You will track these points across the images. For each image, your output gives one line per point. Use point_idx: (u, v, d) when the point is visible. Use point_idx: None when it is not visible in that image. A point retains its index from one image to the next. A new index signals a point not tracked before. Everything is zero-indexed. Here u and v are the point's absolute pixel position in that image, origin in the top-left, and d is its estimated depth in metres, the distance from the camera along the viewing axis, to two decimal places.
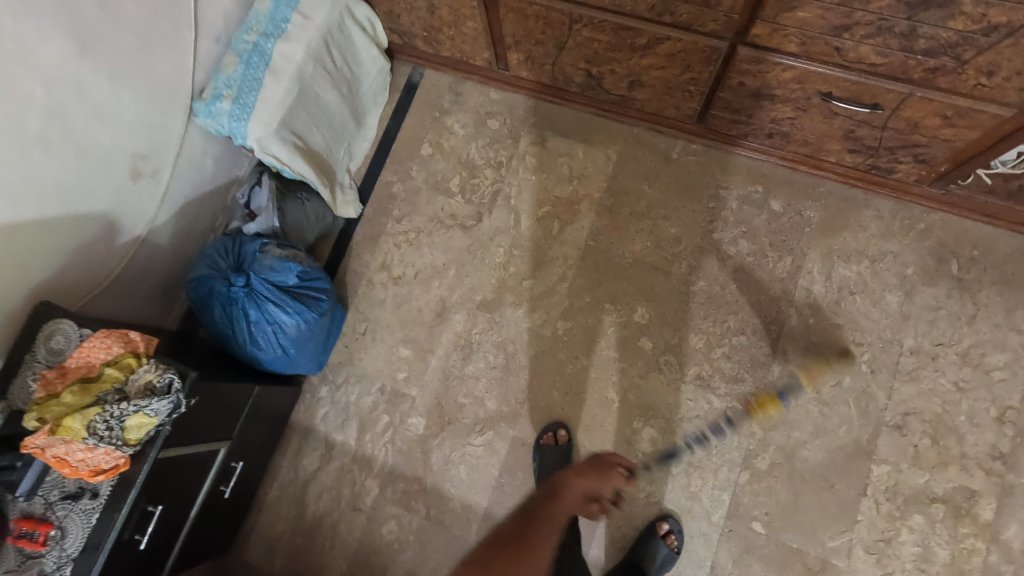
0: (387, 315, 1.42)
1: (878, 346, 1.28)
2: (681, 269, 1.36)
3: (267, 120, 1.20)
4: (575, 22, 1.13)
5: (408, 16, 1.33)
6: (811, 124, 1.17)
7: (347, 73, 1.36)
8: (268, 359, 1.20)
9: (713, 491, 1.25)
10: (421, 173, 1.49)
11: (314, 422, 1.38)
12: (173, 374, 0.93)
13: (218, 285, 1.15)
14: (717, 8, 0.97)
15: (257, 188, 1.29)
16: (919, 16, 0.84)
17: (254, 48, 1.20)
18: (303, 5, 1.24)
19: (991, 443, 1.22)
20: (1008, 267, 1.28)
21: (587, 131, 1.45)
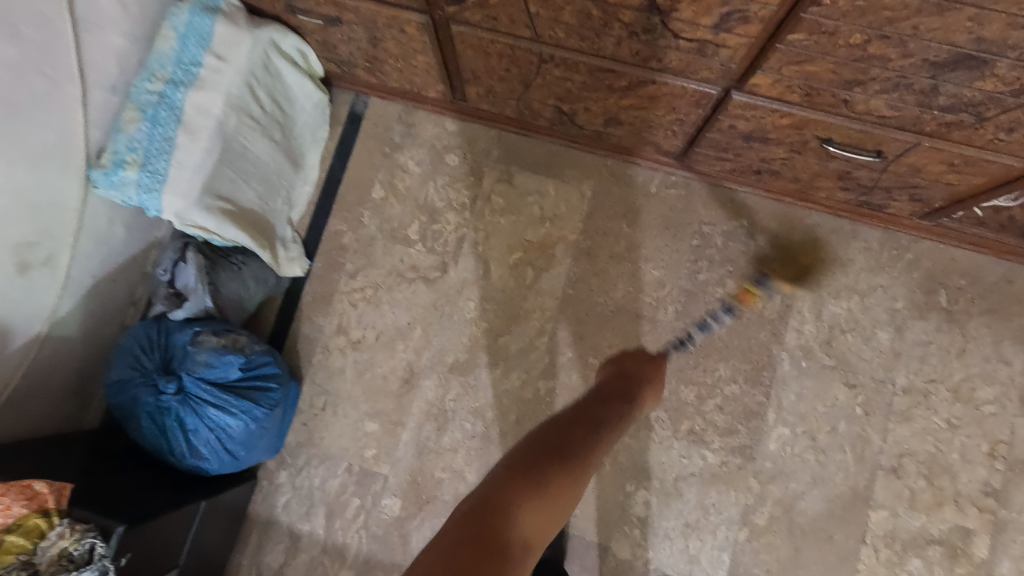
0: (348, 385, 1.27)
1: (871, 387, 1.23)
2: (667, 316, 1.27)
3: (184, 189, 1.01)
4: (545, 62, 0.98)
5: (346, 47, 1.14)
6: (805, 164, 1.07)
7: (279, 115, 1.16)
8: (214, 466, 1.05)
9: (713, 552, 1.19)
10: (373, 220, 1.32)
11: (275, 513, 1.24)
12: (94, 536, 0.78)
13: (144, 394, 1.00)
14: (714, 57, 0.85)
15: (181, 264, 1.12)
16: (945, 76, 0.75)
17: (160, 99, 1.01)
18: (216, 43, 1.04)
19: (983, 480, 1.19)
20: (995, 296, 1.24)
21: (556, 164, 1.32)
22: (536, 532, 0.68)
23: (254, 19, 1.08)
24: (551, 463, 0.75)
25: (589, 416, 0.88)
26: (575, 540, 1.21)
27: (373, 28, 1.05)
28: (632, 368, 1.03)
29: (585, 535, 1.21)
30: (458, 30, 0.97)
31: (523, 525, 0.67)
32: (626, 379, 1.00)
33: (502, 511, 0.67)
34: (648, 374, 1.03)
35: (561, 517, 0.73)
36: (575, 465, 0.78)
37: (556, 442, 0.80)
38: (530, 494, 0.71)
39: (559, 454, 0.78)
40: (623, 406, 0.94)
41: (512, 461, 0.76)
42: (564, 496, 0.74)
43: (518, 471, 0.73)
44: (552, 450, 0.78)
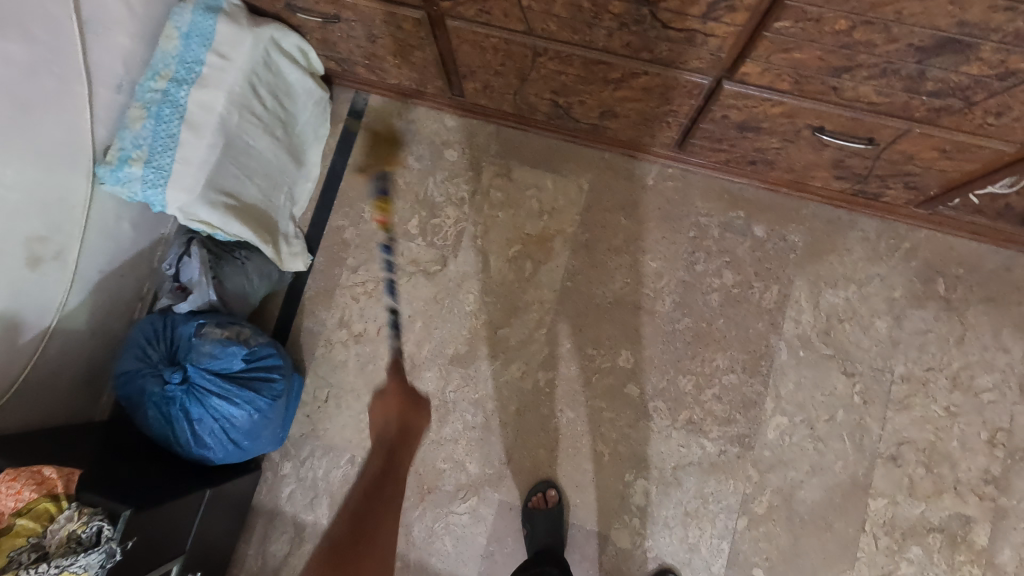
0: (351, 378, 1.29)
1: (870, 376, 1.24)
2: (664, 307, 1.28)
3: (188, 184, 1.04)
4: (540, 55, 1.00)
5: (345, 45, 1.17)
6: (799, 154, 1.08)
7: (281, 113, 1.19)
8: (219, 455, 1.07)
9: (712, 541, 1.20)
10: (375, 215, 1.34)
11: (280, 503, 1.26)
12: (101, 519, 0.79)
13: (151, 384, 1.03)
14: (703, 47, 0.86)
15: (186, 258, 1.14)
16: (930, 61, 0.76)
17: (164, 97, 1.04)
18: (219, 42, 1.06)
19: (983, 467, 1.19)
20: (994, 284, 1.24)
21: (554, 158, 1.33)
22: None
23: (255, 19, 1.10)
24: (376, 510, 1.02)
25: (368, 506, 1.03)
26: (575, 530, 1.22)
27: (371, 25, 1.07)
28: (394, 446, 1.14)
29: (585, 524, 1.22)
30: (453, 26, 0.99)
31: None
32: (397, 435, 1.15)
33: None
34: (413, 424, 1.19)
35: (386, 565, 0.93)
36: (374, 553, 0.93)
37: (367, 525, 0.98)
38: None
39: (361, 534, 0.96)
40: (406, 448, 1.14)
41: (321, 556, 0.93)
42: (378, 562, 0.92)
43: (322, 556, 0.93)
44: (355, 534, 0.96)
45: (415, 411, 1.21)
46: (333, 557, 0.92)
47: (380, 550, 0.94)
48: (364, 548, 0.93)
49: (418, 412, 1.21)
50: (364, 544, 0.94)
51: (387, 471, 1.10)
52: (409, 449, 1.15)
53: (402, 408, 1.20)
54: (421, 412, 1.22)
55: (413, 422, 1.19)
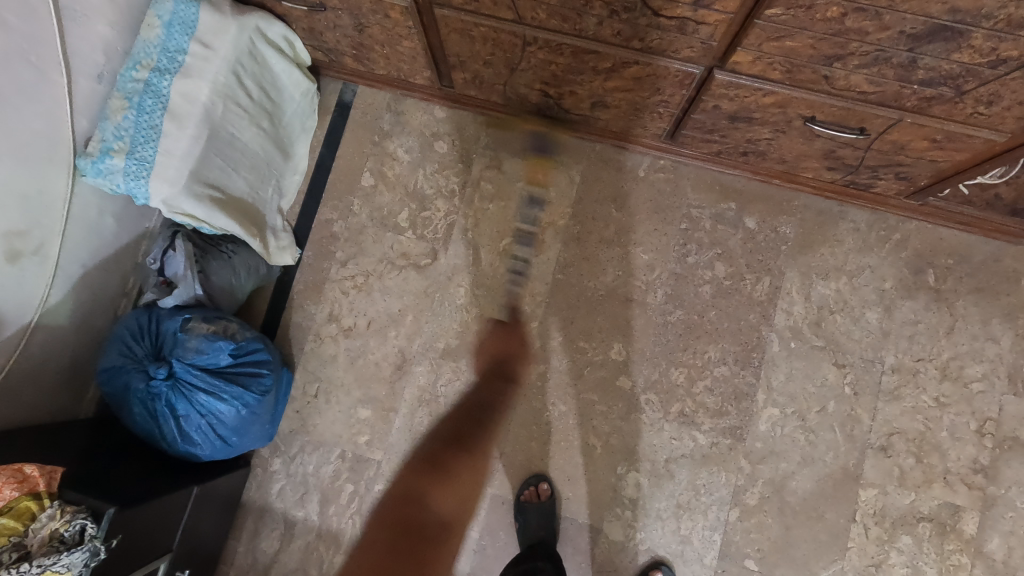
0: (341, 372, 1.28)
1: (860, 366, 1.24)
2: (656, 299, 1.27)
3: (171, 176, 1.02)
4: (530, 44, 0.98)
5: (332, 34, 1.15)
6: (790, 144, 1.08)
7: (267, 103, 1.17)
8: (206, 451, 1.06)
9: (704, 532, 1.20)
10: (363, 208, 1.33)
11: (269, 500, 1.25)
12: (84, 518, 0.78)
13: (135, 380, 1.01)
14: (694, 35, 0.85)
15: (171, 252, 1.13)
16: (922, 49, 0.76)
17: (146, 87, 1.02)
18: (202, 30, 1.04)
19: (972, 457, 1.20)
20: (983, 275, 1.24)
21: (544, 150, 1.32)
22: (456, 510, 0.79)
23: (239, 7, 1.08)
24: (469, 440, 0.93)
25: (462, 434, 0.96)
26: (568, 523, 1.22)
27: (358, 14, 1.05)
28: (503, 351, 1.06)
29: (577, 517, 1.22)
30: (441, 14, 0.98)
31: (445, 498, 0.80)
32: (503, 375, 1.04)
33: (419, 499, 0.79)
34: (515, 351, 1.06)
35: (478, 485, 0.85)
36: (466, 466, 0.86)
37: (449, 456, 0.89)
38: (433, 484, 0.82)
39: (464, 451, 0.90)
40: (504, 386, 1.03)
41: (417, 466, 0.88)
42: (473, 478, 0.85)
43: (421, 470, 0.86)
44: (452, 453, 0.90)
45: (515, 335, 1.08)
46: (432, 471, 0.85)
47: (472, 466, 0.87)
48: (476, 460, 0.88)
49: (516, 336, 1.08)
50: (472, 461, 0.88)
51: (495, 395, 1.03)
52: (505, 390, 1.03)
53: (499, 341, 1.07)
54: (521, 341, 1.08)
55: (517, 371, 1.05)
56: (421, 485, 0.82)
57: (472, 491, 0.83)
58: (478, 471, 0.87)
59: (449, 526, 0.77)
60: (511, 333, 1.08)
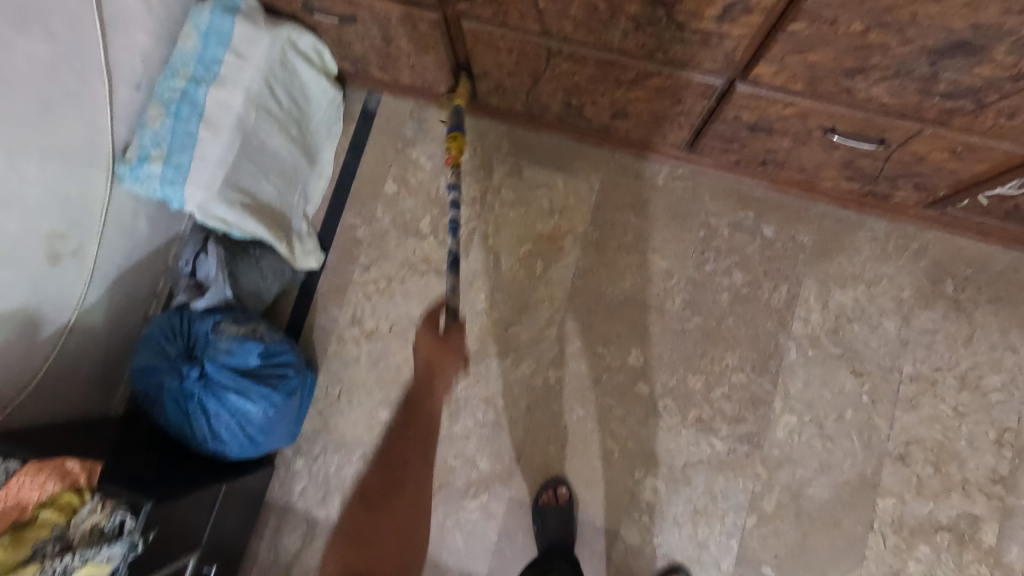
0: (363, 374, 1.30)
1: (878, 375, 1.25)
2: (674, 306, 1.29)
3: (206, 182, 1.05)
4: (554, 56, 1.01)
5: (360, 45, 1.18)
6: (810, 154, 1.09)
7: (295, 112, 1.20)
8: (234, 449, 1.08)
9: (721, 538, 1.21)
10: (386, 214, 1.35)
11: (292, 499, 1.27)
12: (124, 512, 0.81)
13: (168, 379, 1.04)
14: (718, 48, 0.87)
15: (202, 255, 1.17)
16: (944, 62, 0.77)
17: (182, 96, 1.05)
18: (236, 41, 1.08)
19: (991, 466, 1.20)
20: (1002, 285, 1.25)
21: (564, 158, 1.34)
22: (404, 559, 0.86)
23: (272, 19, 1.12)
24: (405, 458, 0.90)
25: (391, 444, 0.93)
26: (585, 526, 1.23)
27: (387, 26, 1.08)
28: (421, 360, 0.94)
29: (594, 520, 1.23)
30: (469, 26, 1.00)
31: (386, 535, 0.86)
32: (421, 387, 0.93)
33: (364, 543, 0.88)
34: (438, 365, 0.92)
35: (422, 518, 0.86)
36: (406, 496, 0.87)
37: (401, 456, 0.90)
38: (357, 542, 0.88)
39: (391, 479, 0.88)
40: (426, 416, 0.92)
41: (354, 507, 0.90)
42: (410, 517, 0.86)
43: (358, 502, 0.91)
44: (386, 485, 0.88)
45: (451, 348, 0.93)
46: (378, 497, 0.88)
47: (414, 491, 0.87)
48: (403, 490, 0.87)
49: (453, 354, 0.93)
50: (407, 493, 0.87)
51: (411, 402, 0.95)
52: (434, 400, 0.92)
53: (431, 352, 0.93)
54: (456, 362, 0.92)
55: (444, 366, 0.92)
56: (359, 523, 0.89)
57: (416, 530, 0.86)
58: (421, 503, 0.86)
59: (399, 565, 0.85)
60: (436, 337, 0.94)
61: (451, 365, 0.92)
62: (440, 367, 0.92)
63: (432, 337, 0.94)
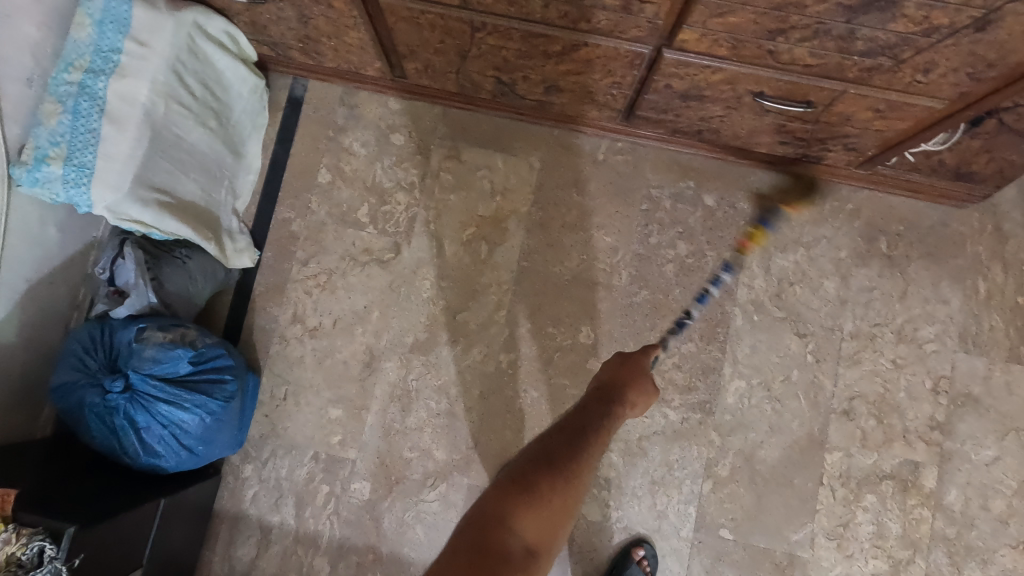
0: (309, 374, 1.26)
1: (821, 335, 1.27)
2: (622, 281, 1.28)
3: (115, 182, 0.98)
4: (479, 30, 0.97)
5: (277, 27, 1.11)
6: (742, 120, 1.09)
7: (212, 102, 1.13)
8: (171, 463, 1.03)
9: (680, 506, 1.23)
10: (322, 205, 1.30)
11: (243, 507, 1.22)
12: (42, 539, 0.77)
13: (90, 395, 0.98)
14: (640, 14, 0.86)
15: (121, 261, 1.09)
16: (859, 20, 0.78)
17: (80, 90, 0.97)
18: (136, 28, 1.00)
19: (928, 414, 1.25)
20: (931, 239, 1.29)
21: (502, 138, 1.31)
22: (540, 538, 0.71)
23: (175, 2, 1.04)
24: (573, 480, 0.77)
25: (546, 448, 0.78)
26: None
27: (300, 5, 1.02)
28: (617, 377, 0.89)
29: None
30: (387, 2, 0.96)
31: (526, 528, 0.71)
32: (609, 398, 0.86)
33: (523, 506, 0.72)
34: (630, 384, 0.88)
35: (569, 515, 0.76)
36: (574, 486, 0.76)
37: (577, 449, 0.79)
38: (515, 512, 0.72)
39: (560, 468, 0.76)
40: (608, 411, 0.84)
41: (527, 463, 0.77)
42: (565, 507, 0.75)
43: (507, 486, 0.74)
44: (549, 462, 0.77)
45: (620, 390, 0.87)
46: (534, 481, 0.74)
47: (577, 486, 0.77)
48: (571, 478, 0.76)
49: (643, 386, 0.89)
50: (567, 490, 0.75)
51: (599, 413, 0.83)
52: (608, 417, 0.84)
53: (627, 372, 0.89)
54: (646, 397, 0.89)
55: (637, 398, 0.87)
56: (501, 503, 0.72)
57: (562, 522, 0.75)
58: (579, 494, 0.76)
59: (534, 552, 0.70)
60: (640, 368, 0.90)
61: (641, 398, 0.88)
62: (628, 402, 0.86)
63: (629, 364, 0.90)
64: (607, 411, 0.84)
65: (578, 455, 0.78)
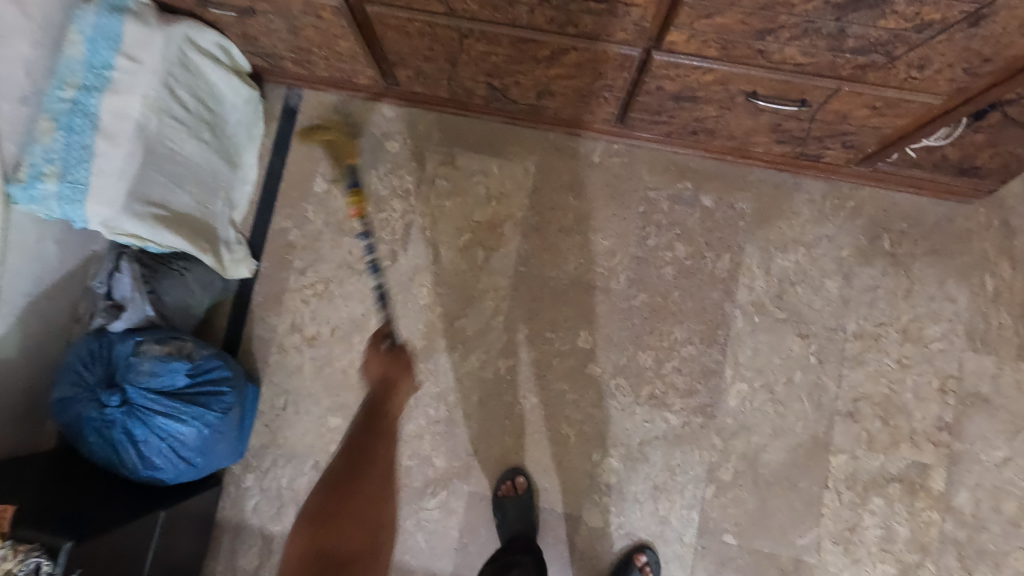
0: (308, 383, 1.26)
1: (823, 335, 1.25)
2: (619, 284, 1.27)
3: (110, 197, 0.99)
4: (467, 37, 0.97)
5: (268, 39, 1.12)
6: (737, 121, 1.08)
7: (205, 114, 1.13)
8: (172, 475, 1.03)
9: (682, 512, 1.21)
10: (319, 214, 1.30)
11: (245, 517, 1.23)
12: (39, 556, 0.80)
13: (88, 410, 0.99)
14: (627, 17, 0.85)
15: (117, 274, 1.11)
16: (849, 17, 0.77)
17: (74, 107, 0.98)
18: (127, 43, 1.01)
19: (936, 415, 1.22)
20: (937, 236, 1.26)
21: (497, 142, 1.31)
22: (357, 549, 0.86)
23: (165, 17, 1.05)
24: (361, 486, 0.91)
25: (358, 438, 0.97)
26: (547, 514, 1.22)
27: (290, 16, 1.03)
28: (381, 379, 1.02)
29: (555, 507, 1.22)
30: (373, 12, 0.96)
31: (340, 545, 0.86)
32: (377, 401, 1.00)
33: (329, 528, 0.87)
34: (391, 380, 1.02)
35: (379, 529, 0.88)
36: (369, 489, 0.91)
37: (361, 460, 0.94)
38: (320, 531, 0.87)
39: (343, 495, 0.90)
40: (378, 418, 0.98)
41: (320, 495, 0.91)
42: (366, 512, 0.89)
43: (303, 525, 0.89)
44: (338, 491, 0.90)
45: (403, 365, 1.04)
46: (331, 507, 0.89)
47: (368, 498, 0.90)
48: (350, 493, 0.90)
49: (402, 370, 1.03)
50: (359, 500, 0.89)
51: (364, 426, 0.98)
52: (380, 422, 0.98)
53: (383, 367, 1.03)
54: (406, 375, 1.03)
55: (397, 383, 1.02)
56: (315, 540, 0.86)
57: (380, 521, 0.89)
58: (378, 496, 0.90)
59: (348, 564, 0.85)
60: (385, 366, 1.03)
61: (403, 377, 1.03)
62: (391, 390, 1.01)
63: (382, 357, 1.05)
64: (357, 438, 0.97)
65: (355, 472, 0.92)
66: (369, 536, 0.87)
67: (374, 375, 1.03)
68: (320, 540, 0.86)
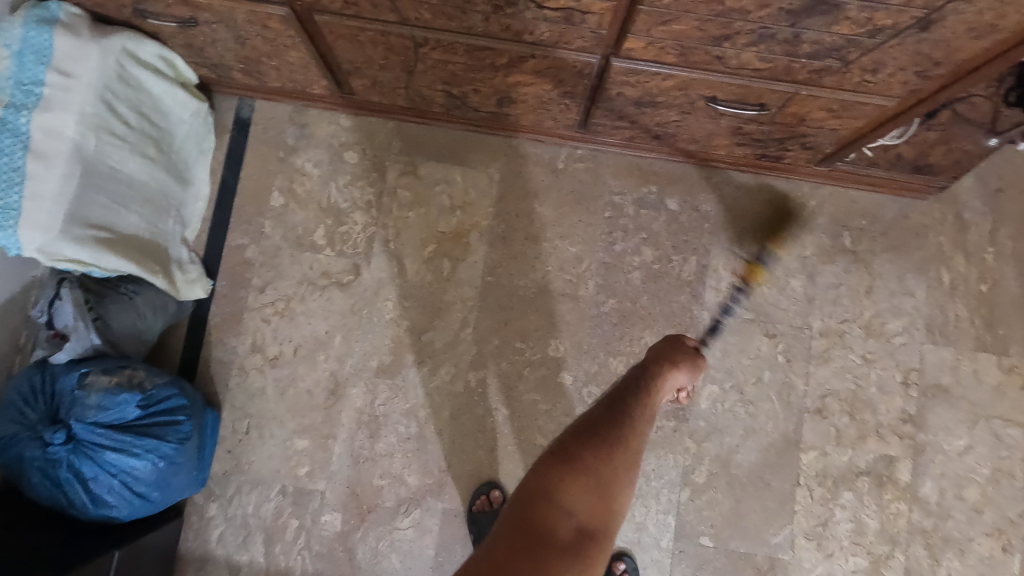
0: (271, 406, 1.21)
1: (790, 334, 1.27)
2: (588, 291, 1.26)
3: (45, 222, 0.94)
4: (421, 46, 0.94)
5: (214, 49, 1.07)
6: (698, 124, 1.08)
7: (149, 129, 1.08)
8: (125, 512, 0.98)
9: (659, 517, 1.21)
10: (276, 230, 1.26)
11: (209, 548, 1.18)
12: None
13: (30, 449, 0.93)
14: (583, 25, 0.84)
15: (58, 302, 1.04)
16: (802, 23, 0.77)
17: (2, 126, 0.93)
18: (58, 57, 0.95)
19: (900, 408, 1.25)
20: (894, 232, 1.29)
21: (460, 150, 1.28)
22: (591, 520, 0.72)
23: (100, 28, 0.99)
24: (614, 442, 0.75)
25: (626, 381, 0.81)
26: None
27: (234, 26, 0.98)
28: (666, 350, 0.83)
29: None
30: (323, 20, 0.92)
31: (576, 504, 0.72)
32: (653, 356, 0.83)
33: (545, 495, 0.72)
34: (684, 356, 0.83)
35: (621, 498, 0.75)
36: (624, 452, 0.75)
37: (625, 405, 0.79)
38: (573, 476, 0.73)
39: (607, 438, 0.75)
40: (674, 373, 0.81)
41: (574, 431, 0.77)
42: (626, 473, 0.75)
43: (547, 459, 0.76)
44: (596, 433, 0.76)
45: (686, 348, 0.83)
46: (584, 451, 0.75)
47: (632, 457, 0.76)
48: (616, 454, 0.75)
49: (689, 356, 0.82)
50: (617, 457, 0.75)
51: (646, 379, 0.80)
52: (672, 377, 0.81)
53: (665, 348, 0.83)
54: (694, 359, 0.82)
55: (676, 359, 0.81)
56: (545, 480, 0.73)
57: (612, 493, 0.74)
58: (627, 459, 0.75)
59: (587, 531, 0.71)
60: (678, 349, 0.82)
61: (686, 365, 0.81)
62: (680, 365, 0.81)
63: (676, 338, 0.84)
64: (637, 388, 0.79)
65: (625, 418, 0.77)
66: (599, 503, 0.73)
67: (664, 346, 0.83)
68: (561, 486, 0.73)
